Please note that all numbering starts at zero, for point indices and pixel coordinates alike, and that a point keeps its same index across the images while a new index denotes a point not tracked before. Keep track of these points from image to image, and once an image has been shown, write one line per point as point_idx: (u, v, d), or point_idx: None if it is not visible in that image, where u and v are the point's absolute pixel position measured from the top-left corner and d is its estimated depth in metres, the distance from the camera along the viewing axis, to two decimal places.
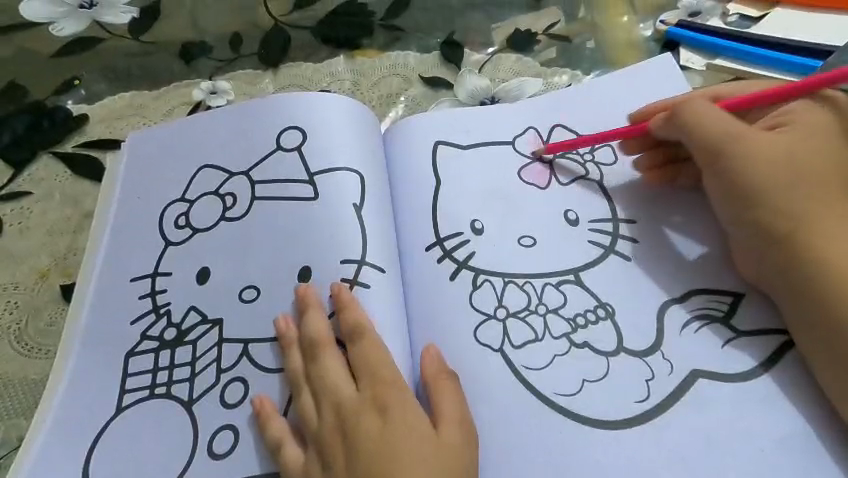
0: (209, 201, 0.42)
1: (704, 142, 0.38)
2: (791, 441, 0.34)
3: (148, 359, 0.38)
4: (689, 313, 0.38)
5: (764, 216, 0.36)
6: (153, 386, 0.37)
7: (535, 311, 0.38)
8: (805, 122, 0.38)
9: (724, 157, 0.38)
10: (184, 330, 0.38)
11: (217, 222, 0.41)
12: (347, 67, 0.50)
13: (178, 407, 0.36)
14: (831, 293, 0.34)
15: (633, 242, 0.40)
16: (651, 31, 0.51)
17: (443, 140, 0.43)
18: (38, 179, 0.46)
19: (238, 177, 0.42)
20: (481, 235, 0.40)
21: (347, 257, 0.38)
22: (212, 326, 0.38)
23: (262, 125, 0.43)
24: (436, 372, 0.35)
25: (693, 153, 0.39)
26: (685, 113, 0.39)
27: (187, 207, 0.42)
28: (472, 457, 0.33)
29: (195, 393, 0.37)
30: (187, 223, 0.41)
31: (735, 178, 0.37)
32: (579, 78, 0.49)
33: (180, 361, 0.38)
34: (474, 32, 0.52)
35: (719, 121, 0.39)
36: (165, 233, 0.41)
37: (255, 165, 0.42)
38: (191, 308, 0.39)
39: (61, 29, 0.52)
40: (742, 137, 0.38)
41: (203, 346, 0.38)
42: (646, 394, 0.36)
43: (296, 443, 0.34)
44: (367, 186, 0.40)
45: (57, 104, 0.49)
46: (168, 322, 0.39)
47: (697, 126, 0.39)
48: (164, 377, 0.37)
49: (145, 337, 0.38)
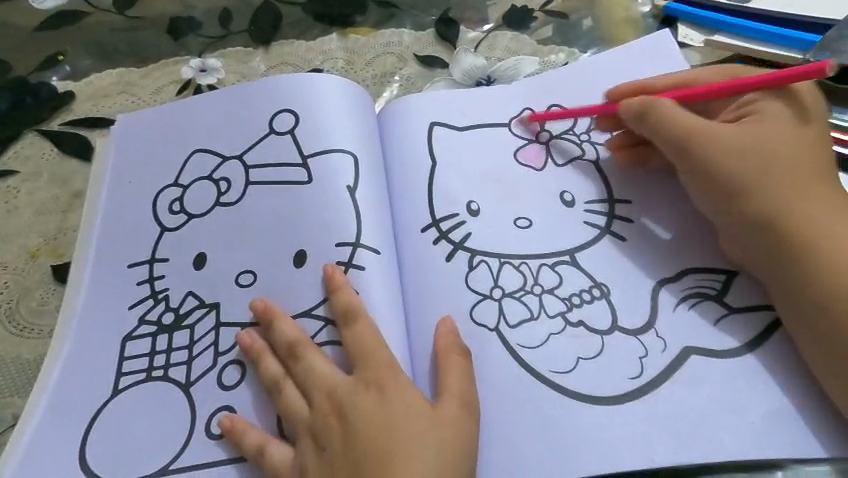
0: (205, 185, 0.41)
1: (678, 135, 0.38)
2: (785, 419, 0.34)
3: (146, 343, 0.38)
4: (683, 292, 0.38)
5: (742, 206, 0.36)
6: (150, 369, 0.37)
7: (531, 291, 0.38)
8: (774, 109, 0.38)
9: (697, 155, 0.38)
10: (182, 314, 0.38)
11: (212, 207, 0.40)
12: (340, 45, 0.49)
13: (176, 391, 0.36)
14: (822, 276, 0.34)
15: (628, 222, 0.40)
16: (649, 7, 0.50)
17: (439, 121, 0.43)
18: (25, 157, 0.45)
19: (230, 161, 0.41)
20: (477, 216, 0.40)
21: (341, 240, 0.38)
22: (210, 310, 0.38)
23: (253, 109, 0.42)
24: (450, 346, 0.36)
25: (666, 151, 0.39)
26: (659, 107, 0.39)
27: (181, 191, 0.41)
28: (471, 431, 0.33)
29: (192, 376, 0.36)
30: (181, 208, 0.41)
31: (711, 172, 0.37)
32: (576, 56, 0.48)
33: (178, 344, 0.37)
34: (469, 9, 0.51)
35: (689, 117, 0.38)
36: (160, 217, 0.41)
37: (248, 149, 0.41)
38: (189, 293, 0.38)
39: (44, 2, 0.51)
40: (716, 129, 0.38)
41: (201, 331, 0.37)
42: (639, 371, 0.36)
43: (282, 443, 0.34)
44: (361, 168, 0.40)
45: (42, 81, 0.48)
46: (166, 306, 0.38)
47: (669, 125, 0.38)
48: (159, 362, 0.37)
49: (143, 321, 0.38)
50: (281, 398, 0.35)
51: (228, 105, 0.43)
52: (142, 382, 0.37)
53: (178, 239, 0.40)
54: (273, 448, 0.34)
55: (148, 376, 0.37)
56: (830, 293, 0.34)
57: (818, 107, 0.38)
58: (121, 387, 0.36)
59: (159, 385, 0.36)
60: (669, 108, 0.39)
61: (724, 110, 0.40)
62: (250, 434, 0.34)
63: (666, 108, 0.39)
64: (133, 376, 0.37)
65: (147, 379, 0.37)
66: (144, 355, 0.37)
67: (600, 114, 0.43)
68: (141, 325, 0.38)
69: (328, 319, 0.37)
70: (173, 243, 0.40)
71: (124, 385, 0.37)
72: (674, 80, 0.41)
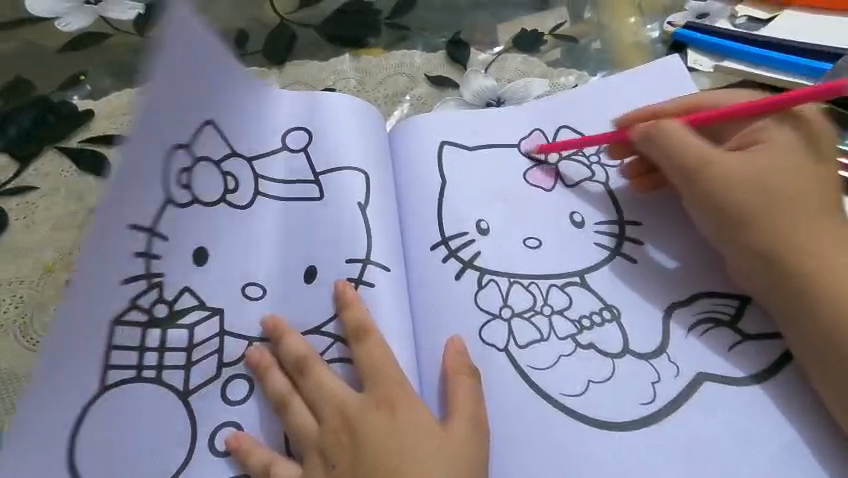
0: (211, 171, 0.37)
1: (686, 160, 0.38)
2: (794, 446, 0.34)
3: (130, 337, 0.34)
4: (695, 316, 0.38)
5: (747, 235, 0.36)
6: (139, 367, 0.34)
7: (541, 312, 0.38)
8: (779, 140, 0.38)
9: (705, 180, 0.38)
10: (175, 312, 0.35)
11: (217, 201, 0.37)
12: (352, 66, 0.50)
13: (176, 397, 0.35)
14: (826, 312, 0.34)
15: (638, 244, 0.40)
16: (658, 32, 0.51)
17: (449, 140, 0.43)
18: (43, 174, 0.46)
19: (234, 156, 0.39)
20: (486, 235, 0.40)
21: (352, 256, 0.38)
22: (213, 314, 0.36)
23: (277, 114, 0.42)
24: (459, 364, 0.36)
25: (674, 176, 0.39)
26: (665, 130, 0.39)
27: (183, 167, 0.38)
28: (482, 450, 0.33)
29: (191, 384, 0.35)
30: (182, 184, 0.37)
31: (715, 200, 0.37)
32: (585, 79, 0.49)
33: (174, 345, 0.35)
34: (480, 32, 0.52)
35: (694, 143, 0.39)
36: (158, 187, 0.37)
37: (259, 155, 0.40)
38: (185, 289, 0.35)
39: (67, 24, 0.52)
40: (721, 158, 0.38)
41: (202, 334, 0.36)
42: (652, 396, 0.36)
43: (290, 462, 0.34)
44: (372, 185, 0.40)
45: (63, 100, 0.49)
46: (156, 297, 0.35)
47: (681, 148, 0.39)
48: (150, 361, 0.34)
49: (121, 307, 0.34)
50: (289, 416, 0.35)
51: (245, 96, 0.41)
52: (131, 381, 0.33)
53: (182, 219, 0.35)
54: (280, 466, 0.34)
55: (138, 376, 0.33)
56: (835, 327, 0.34)
57: (825, 142, 0.38)
58: (109, 384, 0.32)
59: (154, 388, 0.34)
60: (675, 132, 0.39)
61: (731, 137, 0.40)
62: (257, 455, 0.34)
63: (674, 129, 0.39)
64: (116, 372, 0.33)
65: (138, 379, 0.33)
66: (125, 351, 0.34)
67: (611, 142, 0.43)
68: (122, 312, 0.34)
69: (338, 336, 0.37)
70: None
71: (111, 381, 0.32)
72: (684, 103, 0.42)
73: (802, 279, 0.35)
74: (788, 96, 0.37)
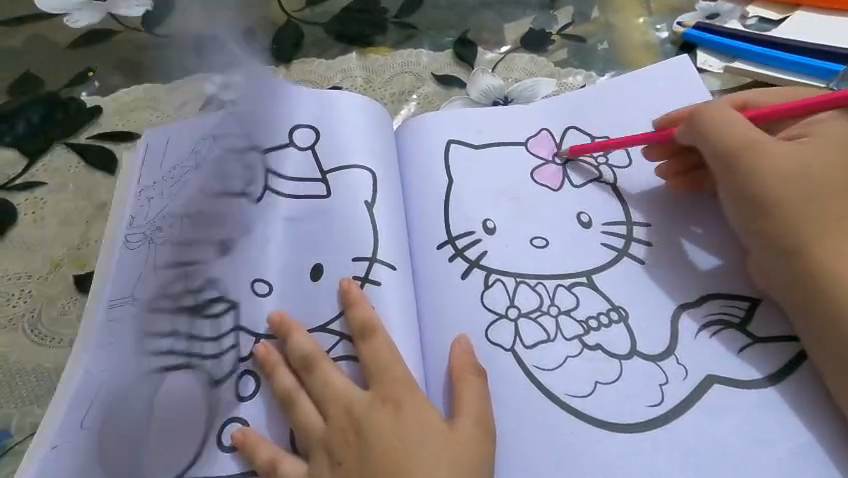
0: (232, 184, 0.40)
1: (726, 143, 0.38)
2: (802, 449, 0.34)
3: (167, 325, 0.36)
4: (704, 319, 0.38)
5: (783, 222, 0.36)
6: (178, 354, 0.36)
7: (548, 312, 0.38)
8: (818, 143, 0.38)
9: (743, 165, 0.38)
10: (206, 303, 0.37)
11: (237, 200, 0.40)
12: (359, 64, 0.50)
13: (205, 382, 0.36)
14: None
15: (646, 245, 0.40)
16: (667, 33, 0.51)
17: (456, 139, 0.43)
18: (52, 169, 0.46)
19: (254, 156, 0.42)
20: (494, 234, 0.40)
21: (358, 255, 0.38)
22: (232, 306, 0.38)
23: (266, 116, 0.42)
24: (465, 364, 0.36)
25: (713, 157, 0.39)
26: (712, 114, 0.39)
27: (204, 174, 0.39)
28: (488, 450, 0.33)
29: (219, 373, 0.36)
30: (207, 191, 0.39)
31: (752, 186, 0.37)
32: (593, 79, 0.49)
33: (206, 335, 0.37)
34: (487, 31, 0.52)
35: (736, 129, 0.39)
36: (180, 201, 0.39)
37: (272, 149, 0.42)
38: (211, 281, 0.38)
39: (75, 20, 0.52)
40: (762, 146, 0.38)
41: (227, 324, 0.38)
42: (659, 398, 0.36)
43: (295, 460, 0.34)
44: (379, 184, 0.40)
45: (71, 96, 0.49)
46: (186, 290, 0.37)
47: (723, 130, 0.39)
48: (187, 350, 0.36)
49: (160, 301, 0.36)
50: (296, 415, 0.35)
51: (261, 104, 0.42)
52: (175, 370, 0.35)
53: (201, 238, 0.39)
54: (286, 464, 0.34)
55: (177, 364, 0.35)
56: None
57: None
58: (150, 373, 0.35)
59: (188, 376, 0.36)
60: (722, 116, 0.39)
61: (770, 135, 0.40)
62: (262, 452, 0.34)
63: (721, 113, 0.39)
64: (161, 361, 0.35)
65: (180, 365, 0.36)
66: (168, 337, 0.36)
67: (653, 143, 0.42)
68: (162, 305, 0.36)
69: (343, 334, 0.37)
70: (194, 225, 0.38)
71: (152, 370, 0.35)
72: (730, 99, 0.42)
73: (830, 269, 0.34)
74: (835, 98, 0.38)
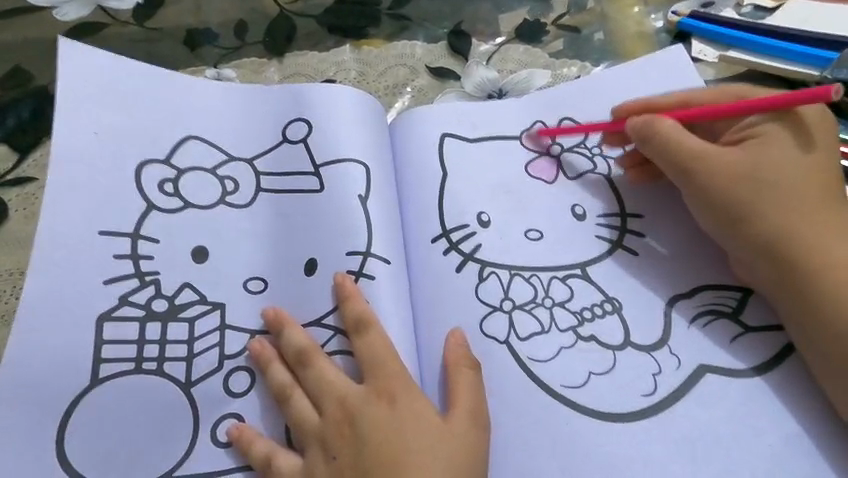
0: (207, 178, 0.40)
1: (682, 158, 0.38)
2: (798, 439, 0.34)
3: (131, 329, 0.36)
4: (697, 309, 0.38)
5: (752, 227, 0.36)
6: (139, 360, 0.36)
7: (542, 304, 0.38)
8: (776, 136, 0.38)
9: (702, 178, 0.38)
10: (178, 306, 0.37)
11: (215, 203, 0.40)
12: (353, 56, 0.49)
13: (176, 388, 0.36)
14: (827, 309, 0.34)
15: (640, 236, 0.40)
16: (662, 22, 0.51)
17: (450, 132, 0.43)
18: (43, 165, 0.46)
19: (242, 164, 0.41)
20: (488, 227, 0.40)
21: (352, 249, 0.38)
22: (213, 309, 0.37)
23: (257, 116, 0.42)
24: (460, 357, 0.36)
25: (672, 172, 0.39)
26: (663, 130, 0.39)
27: (175, 174, 0.40)
28: (483, 444, 0.33)
29: (192, 375, 0.36)
30: (176, 191, 0.40)
31: (714, 196, 0.38)
32: (588, 70, 0.49)
33: (174, 337, 0.37)
34: (482, 21, 0.51)
35: (691, 142, 0.38)
36: (148, 194, 0.39)
37: (259, 155, 0.41)
38: (186, 285, 0.38)
39: (65, 14, 0.52)
40: (718, 156, 0.38)
41: (203, 328, 0.37)
42: (653, 388, 0.36)
43: (291, 454, 0.34)
44: (373, 176, 0.40)
45: None
46: (157, 293, 0.37)
47: (676, 147, 0.39)
48: (151, 354, 0.36)
49: (125, 302, 0.37)
50: (291, 410, 0.35)
51: (253, 106, 0.43)
52: (129, 372, 0.36)
53: (170, 223, 0.39)
54: (281, 459, 0.34)
55: (137, 368, 0.36)
56: (831, 324, 0.34)
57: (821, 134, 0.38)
58: (101, 378, 0.35)
59: (153, 379, 0.36)
60: (673, 131, 0.39)
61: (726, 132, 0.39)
62: (258, 445, 0.34)
63: (670, 129, 0.39)
64: (118, 364, 0.36)
65: (137, 370, 0.36)
66: (130, 343, 0.36)
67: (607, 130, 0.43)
68: (123, 306, 0.37)
69: (338, 328, 0.37)
70: (164, 225, 0.39)
71: (105, 374, 0.35)
72: (681, 96, 0.41)
73: (809, 266, 0.35)
74: (788, 98, 0.36)
